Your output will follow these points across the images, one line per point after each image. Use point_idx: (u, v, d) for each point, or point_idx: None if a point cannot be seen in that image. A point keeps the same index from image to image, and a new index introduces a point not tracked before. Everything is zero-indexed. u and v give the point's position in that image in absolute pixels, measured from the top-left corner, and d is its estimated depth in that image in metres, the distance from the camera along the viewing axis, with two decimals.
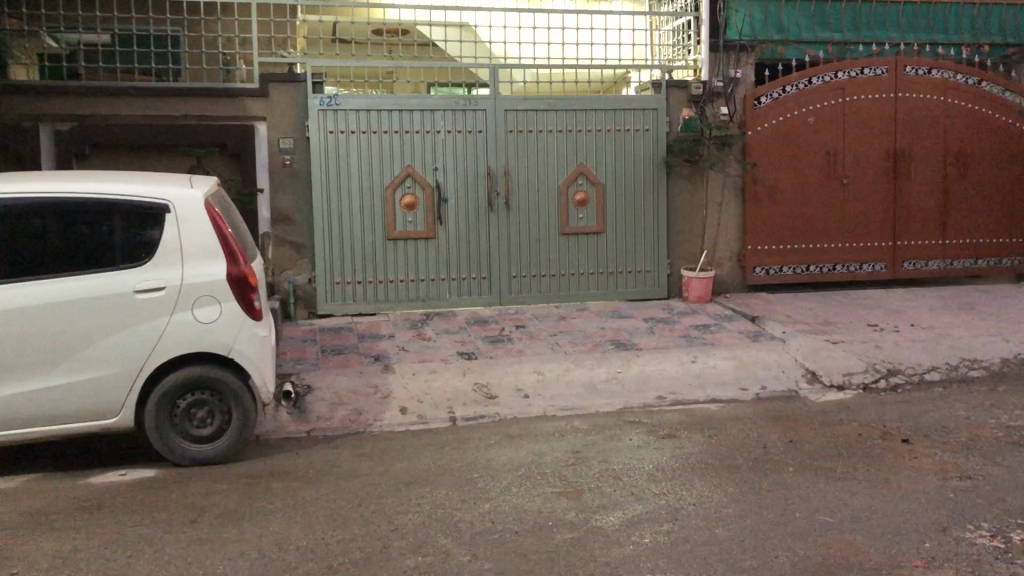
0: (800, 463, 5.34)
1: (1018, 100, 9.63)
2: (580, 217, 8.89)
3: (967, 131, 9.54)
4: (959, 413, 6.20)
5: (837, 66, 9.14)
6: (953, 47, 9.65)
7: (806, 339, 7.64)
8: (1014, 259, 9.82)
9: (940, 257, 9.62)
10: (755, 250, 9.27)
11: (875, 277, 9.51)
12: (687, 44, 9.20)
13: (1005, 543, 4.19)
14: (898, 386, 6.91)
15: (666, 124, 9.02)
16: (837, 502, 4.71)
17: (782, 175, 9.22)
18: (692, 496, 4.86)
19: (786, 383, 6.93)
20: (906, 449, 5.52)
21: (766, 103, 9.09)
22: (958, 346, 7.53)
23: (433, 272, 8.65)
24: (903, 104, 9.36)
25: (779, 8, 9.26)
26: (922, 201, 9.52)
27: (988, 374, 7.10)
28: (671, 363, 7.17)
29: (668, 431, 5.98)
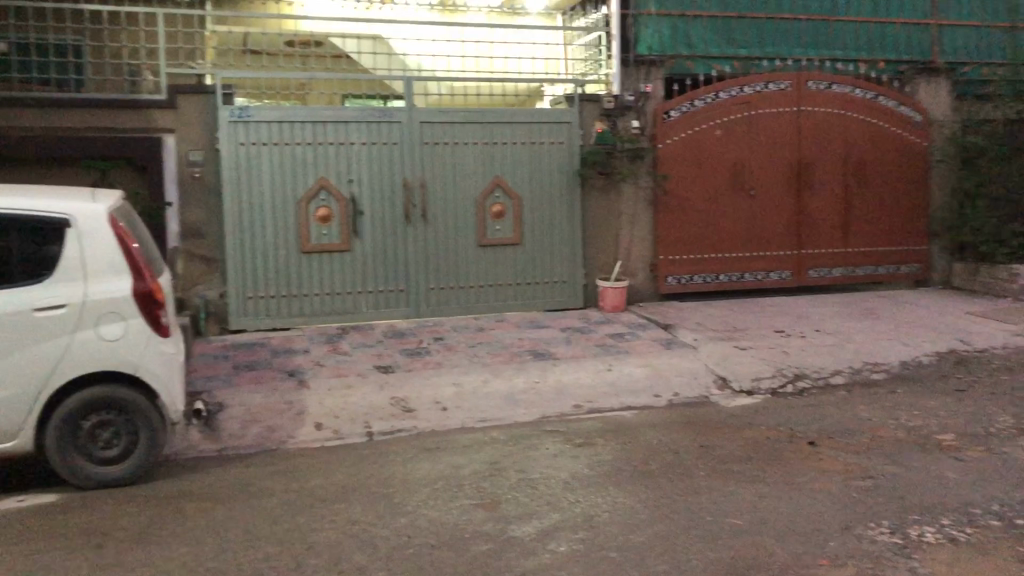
0: (710, 467, 5.47)
1: (912, 114, 10.09)
2: (496, 229, 8.94)
3: (866, 144, 9.94)
4: (861, 415, 6.44)
5: (742, 80, 9.44)
6: (851, 63, 10.05)
7: (717, 346, 7.83)
8: (913, 265, 10.26)
9: (844, 264, 9.99)
10: (668, 259, 9.45)
11: (781, 285, 9.81)
12: (599, 58, 9.32)
13: (902, 538, 4.37)
14: (804, 390, 7.14)
15: (580, 137, 9.13)
16: (746, 505, 4.84)
17: (692, 186, 9.45)
18: (606, 503, 4.92)
19: (697, 389, 7.09)
20: (812, 451, 5.70)
21: (675, 116, 9.31)
22: (861, 350, 7.82)
23: (348, 285, 8.57)
24: (805, 117, 9.70)
25: (687, 23, 9.46)
26: (825, 211, 9.88)
27: (889, 377, 7.40)
28: (587, 372, 7.26)
29: (583, 440, 6.05)
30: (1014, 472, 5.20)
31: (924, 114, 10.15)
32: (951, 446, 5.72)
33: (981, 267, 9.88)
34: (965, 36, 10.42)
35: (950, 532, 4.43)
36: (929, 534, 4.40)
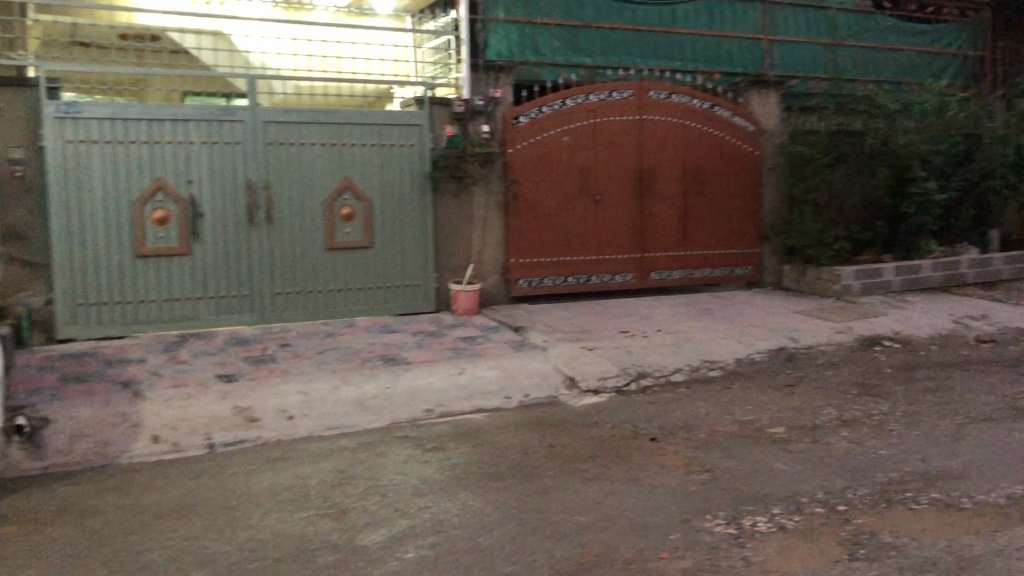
0: (558, 466, 5.56)
1: (745, 124, 10.63)
2: (345, 231, 8.79)
3: (704, 151, 10.40)
4: (699, 411, 6.73)
5: (588, 88, 9.69)
6: (690, 74, 10.51)
7: (566, 347, 7.99)
8: (747, 267, 10.83)
9: (684, 267, 10.41)
10: (518, 263, 9.57)
11: (626, 287, 10.12)
12: (448, 62, 9.30)
13: (737, 528, 4.58)
14: (647, 387, 7.39)
15: (430, 140, 9.09)
16: (592, 502, 4.95)
17: (541, 191, 9.61)
18: (456, 507, 4.92)
19: (547, 390, 7.20)
20: (654, 447, 5.91)
21: (524, 121, 9.45)
22: (700, 348, 8.17)
23: (189, 290, 8.21)
24: (647, 125, 10.05)
25: (534, 31, 9.61)
26: (667, 215, 10.27)
27: (725, 373, 7.76)
28: (438, 376, 7.24)
29: (433, 445, 6.02)
30: (836, 461, 5.55)
31: (756, 124, 10.70)
32: (781, 438, 6.05)
33: (807, 269, 10.52)
34: (792, 52, 11.10)
35: (779, 520, 4.67)
36: (760, 524, 4.63)
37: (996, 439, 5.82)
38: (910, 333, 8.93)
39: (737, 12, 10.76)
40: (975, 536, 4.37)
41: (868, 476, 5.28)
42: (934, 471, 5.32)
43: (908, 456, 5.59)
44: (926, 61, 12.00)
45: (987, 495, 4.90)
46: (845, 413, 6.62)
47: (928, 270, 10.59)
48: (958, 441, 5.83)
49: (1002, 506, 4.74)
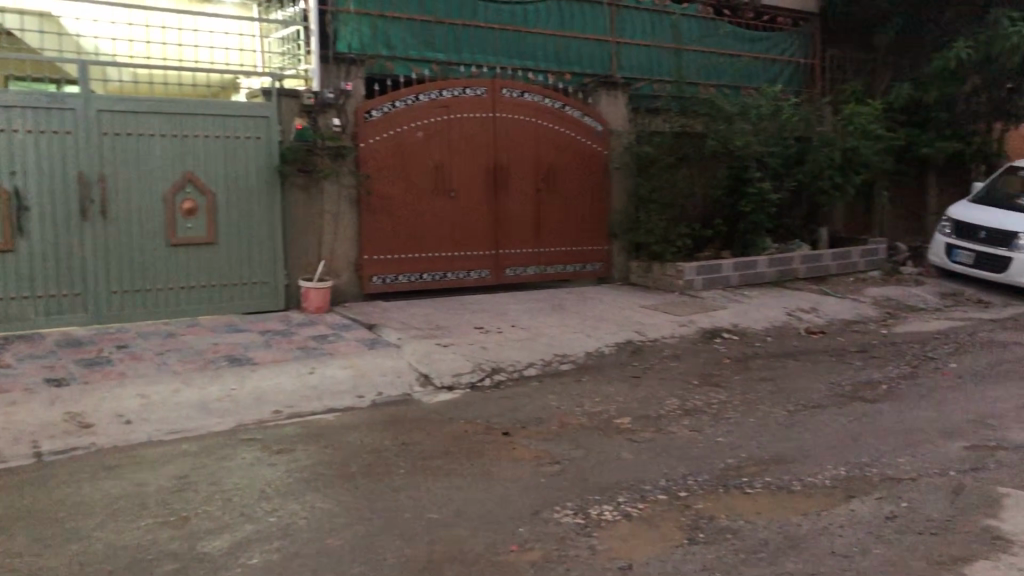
0: (410, 463, 5.53)
1: (594, 124, 10.87)
2: (188, 227, 8.43)
3: (556, 150, 10.58)
4: (551, 404, 6.84)
5: (441, 84, 9.67)
6: (541, 74, 10.69)
7: (419, 344, 7.95)
8: (598, 263, 11.11)
9: (536, 263, 10.57)
10: (371, 260, 9.45)
11: (480, 283, 10.17)
12: (297, 53, 9.01)
13: (584, 518, 4.68)
14: (500, 383, 7.45)
15: (278, 132, 8.83)
16: (443, 498, 4.95)
17: (393, 187, 9.51)
18: (305, 509, 4.80)
19: (400, 387, 7.13)
20: (506, 441, 5.97)
21: (377, 116, 9.33)
22: (552, 343, 8.31)
23: (14, 289, 7.67)
24: (500, 123, 10.12)
25: (386, 24, 9.52)
26: (519, 212, 10.39)
27: (576, 367, 7.93)
28: (288, 376, 7.06)
29: (281, 446, 5.86)
30: (679, 449, 5.78)
31: (604, 124, 10.95)
32: (628, 429, 6.24)
33: (653, 265, 10.89)
34: (639, 54, 11.49)
35: (625, 509, 4.82)
36: (606, 513, 4.75)
37: (823, 424, 6.22)
38: (748, 325, 9.41)
39: (585, 14, 11.02)
40: (803, 515, 4.65)
41: (708, 462, 5.52)
42: (767, 455, 5.62)
43: (745, 442, 5.89)
44: (761, 67, 12.67)
45: (814, 476, 5.22)
46: (687, 402, 6.91)
47: (764, 266, 11.18)
48: (789, 427, 6.19)
49: (827, 486, 5.06)
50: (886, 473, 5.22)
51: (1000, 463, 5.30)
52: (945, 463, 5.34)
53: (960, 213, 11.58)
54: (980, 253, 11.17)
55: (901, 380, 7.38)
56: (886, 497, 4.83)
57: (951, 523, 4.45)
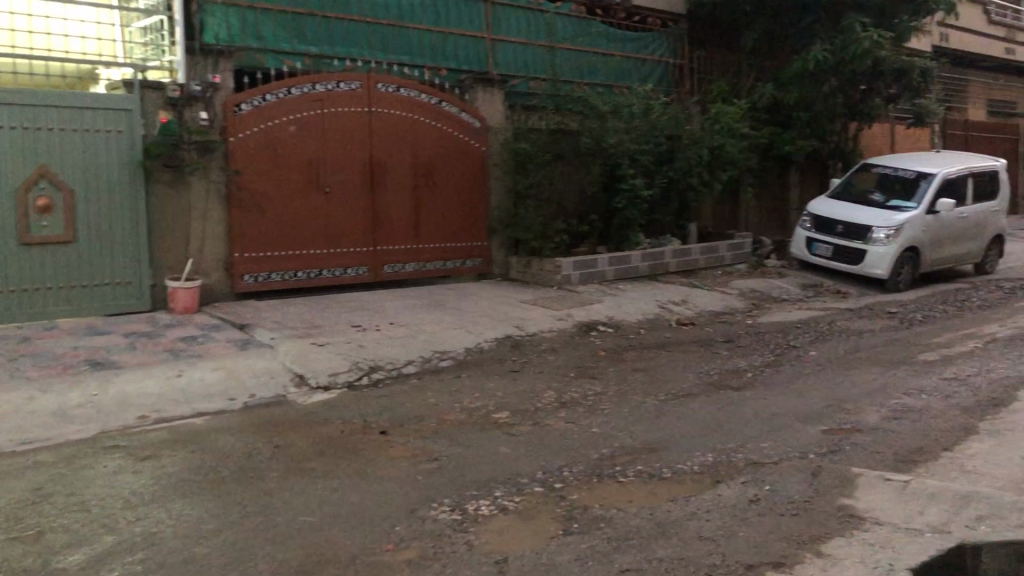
0: (284, 466, 5.41)
1: (472, 120, 10.88)
2: (43, 224, 7.98)
3: (434, 146, 10.53)
4: (429, 401, 6.81)
5: (313, 77, 9.47)
6: (417, 69, 10.65)
7: (293, 344, 7.78)
8: (477, 260, 11.13)
9: (416, 260, 10.51)
10: (243, 257, 9.17)
11: (358, 281, 10.03)
12: (161, 44, 8.65)
13: (460, 514, 4.68)
14: (378, 381, 7.37)
15: (142, 126, 8.46)
16: (317, 500, 4.85)
17: (266, 183, 9.27)
18: (171, 517, 4.62)
19: (274, 388, 6.96)
20: (383, 440, 5.91)
21: (246, 109, 9.07)
22: (431, 340, 8.28)
23: None
24: (375, 118, 10.01)
25: (256, 16, 9.25)
26: (397, 208, 10.30)
27: (455, 363, 7.92)
28: (154, 379, 6.77)
29: (146, 453, 5.61)
30: (554, 441, 5.86)
31: (481, 120, 10.97)
32: (505, 423, 6.29)
33: (531, 260, 11.02)
34: (514, 51, 11.58)
35: (501, 502, 4.85)
36: (483, 507, 4.77)
37: (692, 412, 6.43)
38: (623, 319, 9.63)
39: (461, 10, 11.01)
40: (673, 502, 4.78)
41: (583, 453, 5.62)
42: (639, 444, 5.77)
43: (618, 432, 6.02)
44: (633, 66, 12.98)
45: (684, 463, 5.39)
46: (563, 395, 7.01)
47: (638, 260, 11.48)
48: (660, 416, 6.37)
49: (696, 472, 5.23)
50: (750, 458, 5.44)
51: (854, 444, 5.61)
52: (804, 446, 5.61)
53: (819, 208, 12.18)
54: (838, 246, 11.80)
55: (765, 368, 7.71)
56: (750, 481, 5.03)
57: (809, 503, 4.67)
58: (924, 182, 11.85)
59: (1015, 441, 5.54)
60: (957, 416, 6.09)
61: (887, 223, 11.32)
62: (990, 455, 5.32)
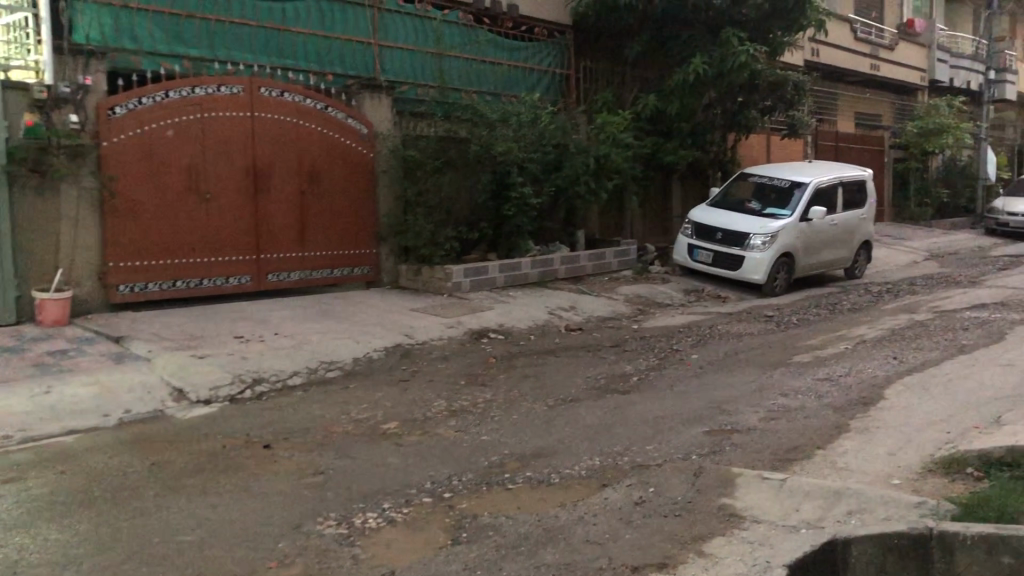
0: (161, 485, 5.19)
1: (359, 126, 10.74)
2: None
3: (320, 152, 10.35)
4: (315, 413, 6.68)
5: (193, 81, 9.16)
6: (302, 74, 10.46)
7: (172, 356, 7.49)
8: (365, 268, 10.99)
9: (301, 268, 10.30)
10: (118, 267, 8.78)
11: (241, 290, 9.75)
12: (26, 43, 8.10)
13: (346, 528, 4.59)
14: (262, 394, 7.17)
15: (4, 129, 7.95)
16: (196, 519, 4.68)
17: (142, 189, 8.91)
18: (38, 543, 4.36)
19: (151, 404, 6.68)
20: (267, 454, 5.75)
21: (121, 112, 8.69)
22: (317, 350, 8.12)
23: None
24: (259, 123, 9.76)
25: (130, 17, 8.91)
26: (281, 215, 10.07)
27: (342, 374, 7.78)
28: (19, 397, 6.39)
29: (9, 476, 5.29)
30: (442, 451, 5.82)
31: (368, 126, 10.83)
32: (394, 433, 6.21)
33: (421, 268, 10.96)
34: (401, 58, 11.54)
35: (388, 515, 4.78)
36: (370, 520, 4.70)
37: (580, 417, 6.51)
38: (513, 325, 9.68)
39: (346, 16, 10.89)
40: (560, 507, 4.83)
41: (473, 461, 5.62)
42: (527, 451, 5.80)
43: (507, 439, 6.04)
44: (521, 75, 13.13)
45: (571, 468, 5.45)
46: (453, 403, 6.99)
47: (527, 267, 11.58)
48: (549, 422, 6.42)
49: (583, 477, 5.30)
50: (635, 461, 5.55)
51: (734, 445, 5.79)
52: (687, 447, 5.76)
53: (700, 216, 12.58)
54: (718, 252, 12.20)
55: (650, 372, 7.89)
56: (635, 484, 5.12)
57: (691, 504, 4.79)
58: (797, 191, 12.38)
59: (881, 438, 5.82)
60: (828, 415, 6.37)
61: (764, 230, 11.78)
62: (859, 452, 5.59)
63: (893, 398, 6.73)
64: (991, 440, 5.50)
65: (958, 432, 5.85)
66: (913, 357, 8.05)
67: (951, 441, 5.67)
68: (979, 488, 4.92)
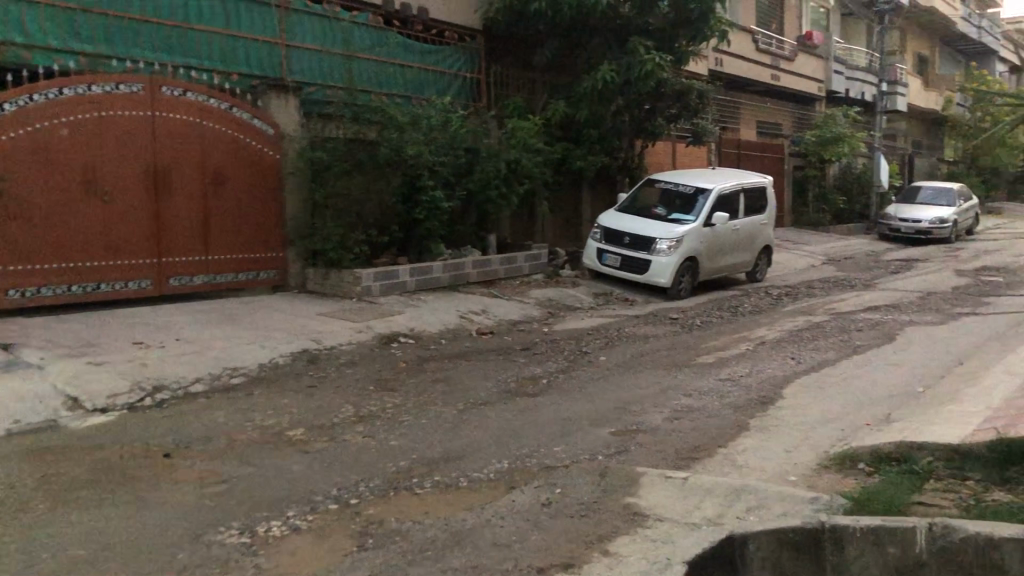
0: (53, 498, 4.97)
1: (265, 127, 10.53)
2: None
3: (223, 153, 10.11)
4: (219, 421, 6.52)
5: (88, 78, 8.83)
6: (205, 73, 10.20)
7: (66, 364, 7.19)
8: (271, 271, 10.78)
9: (204, 272, 10.05)
10: (8, 271, 8.39)
11: (140, 295, 9.44)
12: None
13: (249, 537, 4.50)
14: (162, 402, 6.96)
15: None
16: (90, 533, 4.50)
17: (33, 190, 8.55)
18: None
19: (43, 413, 6.39)
20: (167, 463, 5.59)
21: (10, 110, 8.32)
22: (221, 356, 7.92)
23: None
24: (159, 123, 9.48)
25: (20, 9, 8.53)
26: (184, 218, 9.80)
27: (246, 380, 7.62)
28: None
29: None
30: (349, 457, 5.75)
31: (275, 127, 10.62)
32: (300, 440, 6.11)
33: (330, 272, 10.80)
34: (308, 59, 11.39)
35: (293, 522, 4.71)
36: (274, 528, 4.61)
37: (488, 421, 6.52)
38: (423, 329, 9.64)
39: (252, 14, 10.70)
40: (468, 511, 4.83)
41: (381, 466, 5.58)
42: (436, 455, 5.79)
43: (415, 444, 6.02)
44: (430, 78, 13.10)
45: (479, 471, 5.47)
46: (361, 409, 6.92)
47: (437, 271, 11.55)
48: (458, 425, 6.42)
49: (492, 480, 5.32)
50: (543, 462, 5.60)
51: (638, 445, 5.91)
52: (593, 448, 5.84)
53: (608, 221, 12.78)
54: (625, 257, 12.41)
55: (559, 374, 7.97)
56: (542, 485, 5.17)
57: (596, 504, 4.86)
58: (702, 197, 12.71)
59: (779, 436, 6.03)
60: (730, 413, 6.56)
61: (670, 235, 12.06)
62: (757, 449, 5.77)
63: (791, 396, 6.97)
64: (880, 436, 5.75)
65: (850, 429, 6.10)
66: (809, 357, 8.35)
67: (843, 438, 5.91)
68: (870, 482, 5.14)
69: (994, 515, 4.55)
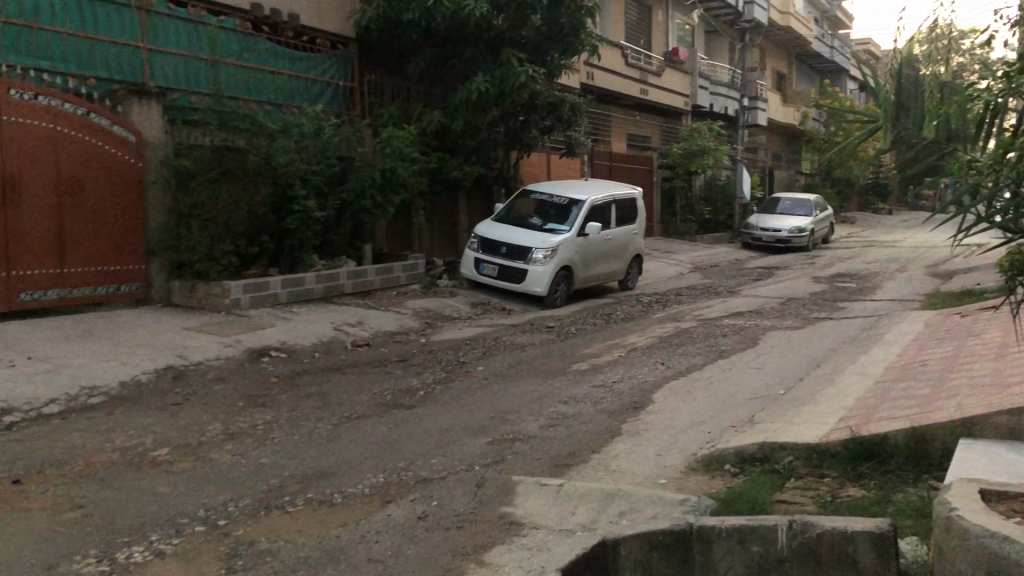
0: None
1: (125, 134, 10.05)
2: None
3: (79, 161, 9.61)
4: (76, 443, 6.17)
5: None
6: (59, 76, 9.69)
7: None
8: (133, 284, 10.30)
9: (59, 286, 9.50)
10: None
11: None
12: None
13: (109, 566, 4.27)
14: (11, 425, 6.51)
15: None
16: None
17: None
18: None
19: None
20: (17, 490, 5.24)
21: None
22: (78, 374, 7.50)
23: None
24: (6, 128, 8.91)
25: None
26: (35, 229, 9.24)
27: (106, 400, 7.24)
28: None
29: None
30: (218, 477, 5.55)
31: (136, 134, 10.16)
32: (164, 461, 5.85)
33: (196, 284, 10.42)
34: (172, 64, 11.01)
35: (156, 547, 4.50)
36: (135, 555, 4.39)
37: (364, 435, 6.42)
38: (296, 343, 9.42)
39: (109, 16, 10.28)
40: (342, 527, 4.74)
41: (252, 485, 5.41)
42: (310, 471, 5.66)
43: (287, 461, 5.86)
44: (302, 86, 12.87)
45: (354, 486, 5.38)
46: (230, 426, 6.69)
47: (310, 282, 11.32)
48: (332, 440, 6.30)
49: (366, 495, 5.24)
50: (419, 475, 5.56)
51: (513, 454, 5.94)
52: (469, 459, 5.84)
53: (485, 230, 12.85)
54: (502, 266, 12.50)
55: (436, 385, 7.93)
56: (418, 498, 5.13)
57: (472, 515, 4.85)
58: (575, 207, 12.99)
59: (650, 440, 6.19)
60: (603, 420, 6.69)
61: (545, 244, 12.24)
62: (630, 454, 5.91)
63: (661, 401, 7.18)
64: (744, 437, 5.99)
65: (716, 431, 6.33)
66: (679, 362, 8.63)
67: (711, 440, 6.13)
68: (735, 482, 5.35)
69: (848, 510, 4.78)
